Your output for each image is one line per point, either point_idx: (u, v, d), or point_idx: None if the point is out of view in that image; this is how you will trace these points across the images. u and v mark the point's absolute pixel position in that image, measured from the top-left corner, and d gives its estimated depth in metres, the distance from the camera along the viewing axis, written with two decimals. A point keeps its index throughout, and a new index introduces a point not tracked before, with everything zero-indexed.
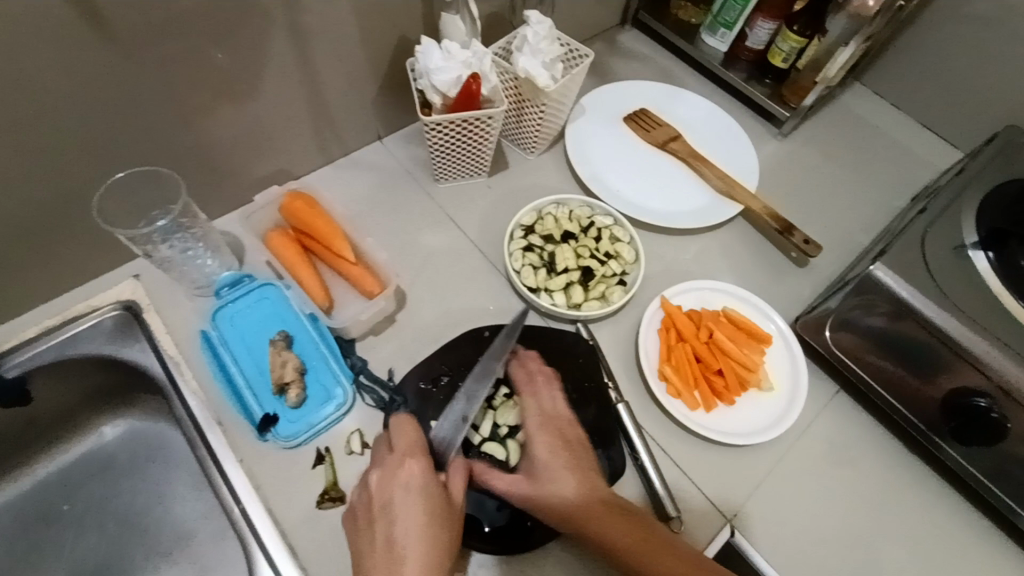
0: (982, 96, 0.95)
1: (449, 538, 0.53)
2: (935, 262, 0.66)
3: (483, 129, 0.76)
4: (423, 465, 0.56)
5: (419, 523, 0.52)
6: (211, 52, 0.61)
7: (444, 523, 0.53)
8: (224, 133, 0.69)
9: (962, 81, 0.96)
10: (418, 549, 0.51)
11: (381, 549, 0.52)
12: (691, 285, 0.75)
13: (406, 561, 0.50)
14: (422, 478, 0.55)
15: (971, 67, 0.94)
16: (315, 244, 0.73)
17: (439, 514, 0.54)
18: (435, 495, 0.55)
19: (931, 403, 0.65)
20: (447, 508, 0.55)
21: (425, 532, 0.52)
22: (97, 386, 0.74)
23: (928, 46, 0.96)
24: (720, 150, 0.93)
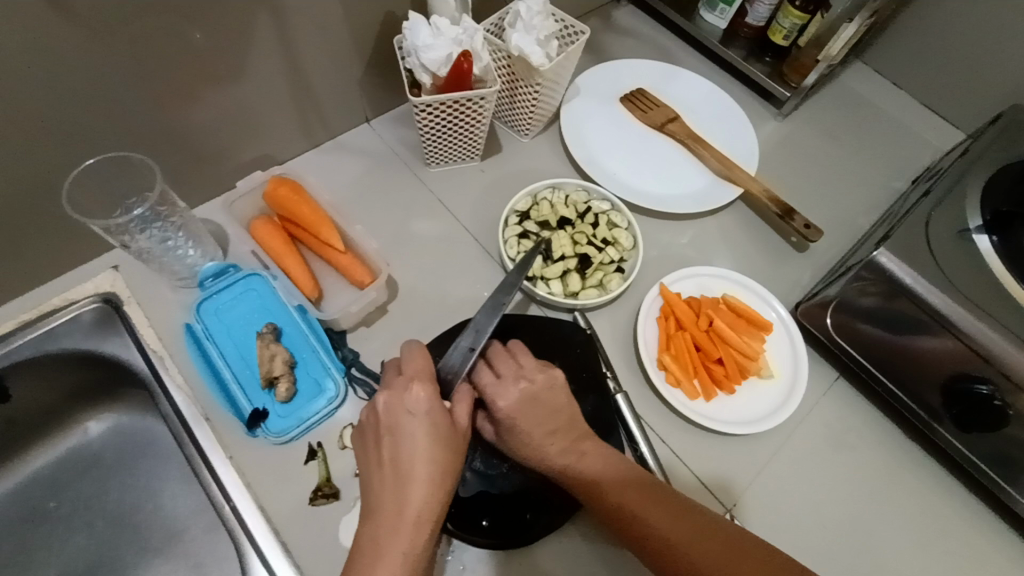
0: (985, 75, 0.93)
1: (453, 460, 0.53)
2: (939, 246, 0.65)
3: (475, 111, 0.73)
4: (431, 391, 0.55)
5: (427, 446, 0.52)
6: (184, 31, 0.57)
7: (449, 445, 0.53)
8: (202, 117, 0.66)
9: (966, 59, 0.93)
10: (426, 472, 0.50)
11: (386, 467, 0.52)
12: (691, 271, 0.74)
13: (412, 481, 0.50)
14: (429, 404, 0.54)
15: (975, 44, 0.91)
16: (302, 233, 0.71)
17: (446, 439, 0.53)
18: (443, 419, 0.54)
19: (932, 390, 0.65)
20: (453, 433, 0.54)
21: (432, 453, 0.52)
22: (80, 381, 0.71)
23: (931, 22, 0.93)
24: (719, 131, 0.90)
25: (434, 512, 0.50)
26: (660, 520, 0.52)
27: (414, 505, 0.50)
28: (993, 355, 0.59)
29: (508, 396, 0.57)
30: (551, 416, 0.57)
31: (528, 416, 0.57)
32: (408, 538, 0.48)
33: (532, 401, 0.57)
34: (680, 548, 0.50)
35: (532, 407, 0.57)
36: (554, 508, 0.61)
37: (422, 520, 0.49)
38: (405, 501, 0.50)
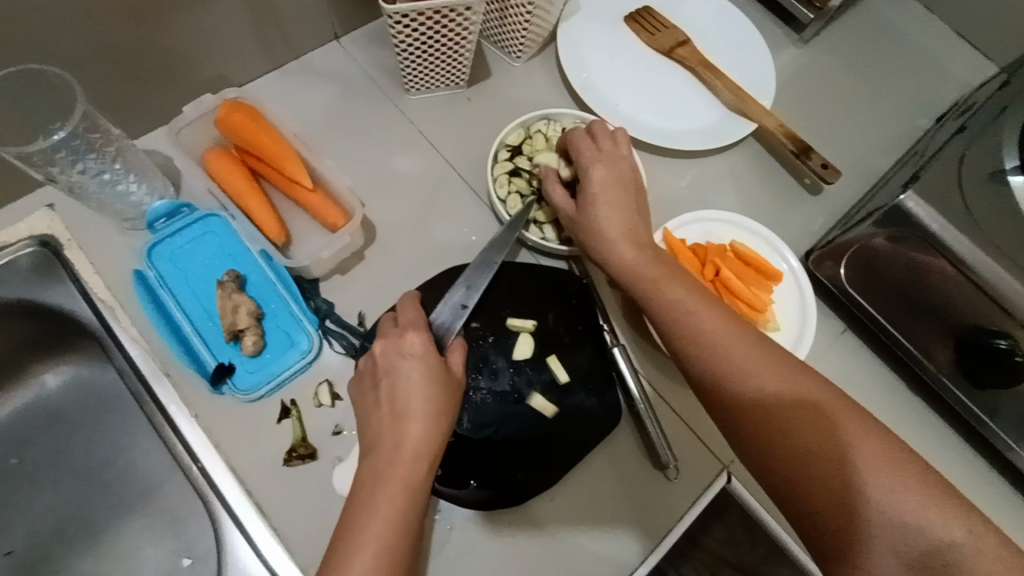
0: None
1: (451, 404, 0.53)
2: (970, 189, 0.59)
3: (460, 26, 0.63)
4: (425, 337, 0.55)
5: (423, 385, 0.52)
6: None
7: (447, 391, 0.53)
8: (132, 23, 0.55)
9: None
10: (422, 409, 0.51)
11: (384, 408, 0.52)
12: (697, 215, 0.68)
13: (410, 419, 0.50)
14: (426, 347, 0.54)
15: None
16: (264, 168, 0.62)
17: (442, 383, 0.53)
18: (440, 366, 0.54)
19: (944, 344, 0.62)
20: (450, 379, 0.54)
21: (429, 393, 0.52)
22: (25, 332, 0.65)
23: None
24: (733, 58, 0.81)
25: (430, 450, 0.50)
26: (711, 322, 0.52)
27: (411, 441, 0.50)
28: (1017, 307, 0.55)
29: (603, 163, 0.59)
30: (631, 206, 0.58)
31: (613, 194, 0.58)
32: (404, 475, 0.49)
33: (619, 178, 0.59)
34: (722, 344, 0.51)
35: (619, 185, 0.58)
36: (546, 466, 0.58)
37: (417, 456, 0.49)
38: (402, 439, 0.50)
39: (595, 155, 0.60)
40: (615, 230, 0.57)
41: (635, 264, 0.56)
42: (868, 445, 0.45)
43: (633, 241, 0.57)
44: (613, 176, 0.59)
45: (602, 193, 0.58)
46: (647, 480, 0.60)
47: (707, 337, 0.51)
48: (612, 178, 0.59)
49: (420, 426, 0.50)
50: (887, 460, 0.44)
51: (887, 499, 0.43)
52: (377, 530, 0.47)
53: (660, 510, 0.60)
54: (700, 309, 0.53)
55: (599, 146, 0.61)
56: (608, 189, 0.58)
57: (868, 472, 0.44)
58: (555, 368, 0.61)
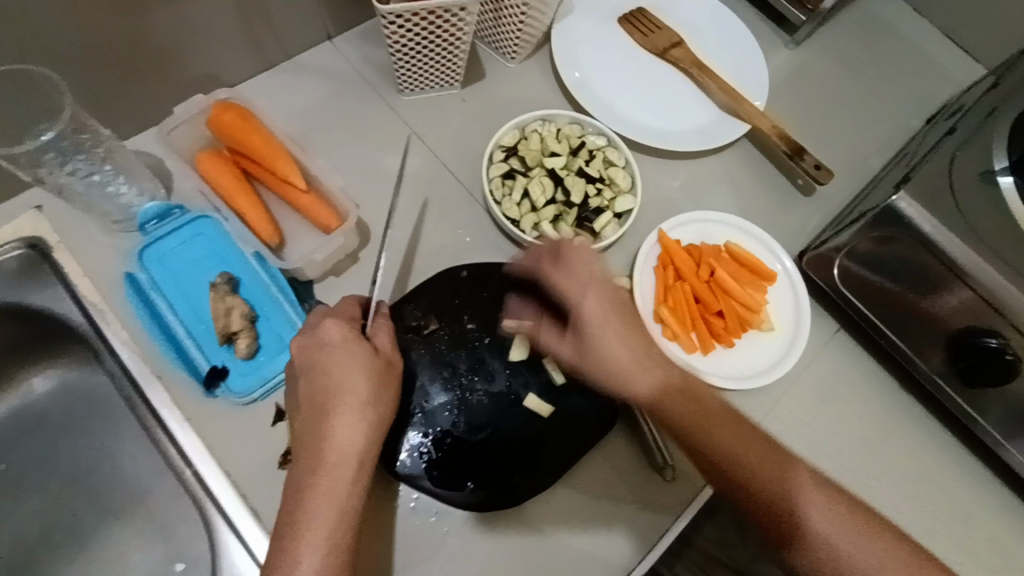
0: None
1: (387, 394, 0.52)
2: (960, 189, 0.60)
3: (454, 26, 0.63)
4: (348, 327, 0.53)
5: (347, 377, 0.51)
6: None
7: (380, 383, 0.52)
8: (121, 20, 0.54)
9: None
10: (342, 404, 0.50)
11: (309, 405, 0.51)
12: (692, 216, 0.68)
13: (333, 413, 0.50)
14: (344, 335, 0.52)
15: None
16: (257, 168, 0.62)
17: (373, 375, 0.52)
18: (366, 357, 0.52)
19: (938, 343, 0.62)
20: (381, 366, 0.53)
21: (353, 384, 0.51)
22: (11, 336, 0.63)
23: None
24: (727, 58, 0.81)
25: (364, 446, 0.49)
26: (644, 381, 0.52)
27: (335, 438, 0.49)
28: (1009, 307, 0.57)
29: (589, 291, 0.54)
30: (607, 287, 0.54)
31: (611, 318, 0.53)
32: (342, 476, 0.48)
33: (613, 307, 0.54)
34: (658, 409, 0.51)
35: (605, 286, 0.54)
36: (544, 469, 0.58)
37: (345, 456, 0.49)
38: (327, 438, 0.49)
39: (576, 281, 0.54)
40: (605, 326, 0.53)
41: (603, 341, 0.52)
42: (804, 483, 0.48)
43: (609, 314, 0.53)
44: (605, 297, 0.54)
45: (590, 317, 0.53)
46: (643, 481, 0.60)
47: (645, 404, 0.52)
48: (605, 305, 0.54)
49: (342, 423, 0.49)
50: (820, 487, 0.49)
51: (826, 527, 0.47)
52: (320, 535, 0.46)
53: (655, 512, 0.60)
54: (641, 368, 0.52)
55: (574, 269, 0.55)
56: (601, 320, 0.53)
57: (808, 507, 0.48)
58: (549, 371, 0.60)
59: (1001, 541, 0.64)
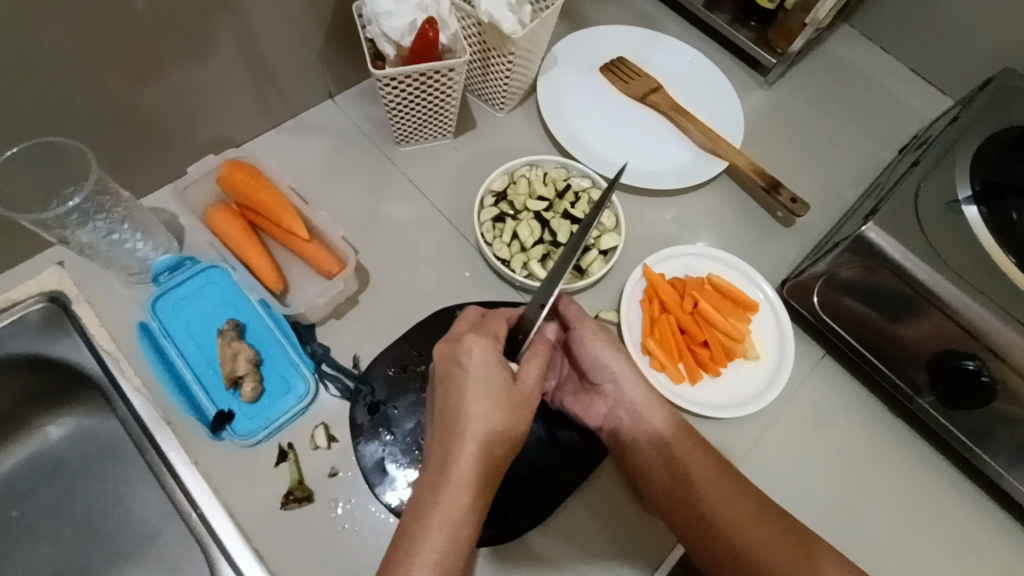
0: (975, 38, 0.89)
1: (511, 422, 0.53)
2: (927, 217, 0.63)
3: (446, 85, 0.68)
4: (494, 351, 0.54)
5: (485, 400, 0.52)
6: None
7: (507, 407, 0.53)
8: (141, 91, 0.60)
9: (955, 20, 0.90)
10: (480, 424, 0.51)
11: (440, 425, 0.53)
12: (675, 251, 0.71)
13: (471, 434, 0.51)
14: (491, 360, 0.54)
15: (965, 5, 0.88)
16: (262, 220, 0.66)
17: (502, 400, 0.53)
18: (503, 380, 0.53)
19: (919, 368, 0.64)
20: (515, 393, 0.54)
21: (490, 408, 0.52)
22: (31, 385, 0.67)
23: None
24: (704, 102, 0.87)
25: (478, 476, 0.50)
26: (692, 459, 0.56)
27: (467, 458, 0.50)
28: (984, 332, 0.58)
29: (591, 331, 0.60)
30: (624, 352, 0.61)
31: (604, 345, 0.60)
32: (456, 500, 0.49)
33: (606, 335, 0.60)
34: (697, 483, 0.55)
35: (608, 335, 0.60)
36: (538, 502, 0.59)
37: (467, 476, 0.50)
38: (455, 456, 0.50)
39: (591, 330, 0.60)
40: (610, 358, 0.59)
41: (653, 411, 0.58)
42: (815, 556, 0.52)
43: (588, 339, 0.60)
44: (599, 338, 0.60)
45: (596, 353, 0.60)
46: (638, 513, 0.61)
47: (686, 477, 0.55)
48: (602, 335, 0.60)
49: (477, 443, 0.51)
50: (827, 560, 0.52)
51: None
52: (427, 560, 0.47)
53: (652, 543, 0.60)
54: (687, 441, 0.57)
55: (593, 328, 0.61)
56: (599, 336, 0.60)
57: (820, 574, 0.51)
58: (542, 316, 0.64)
59: (1000, 564, 0.64)
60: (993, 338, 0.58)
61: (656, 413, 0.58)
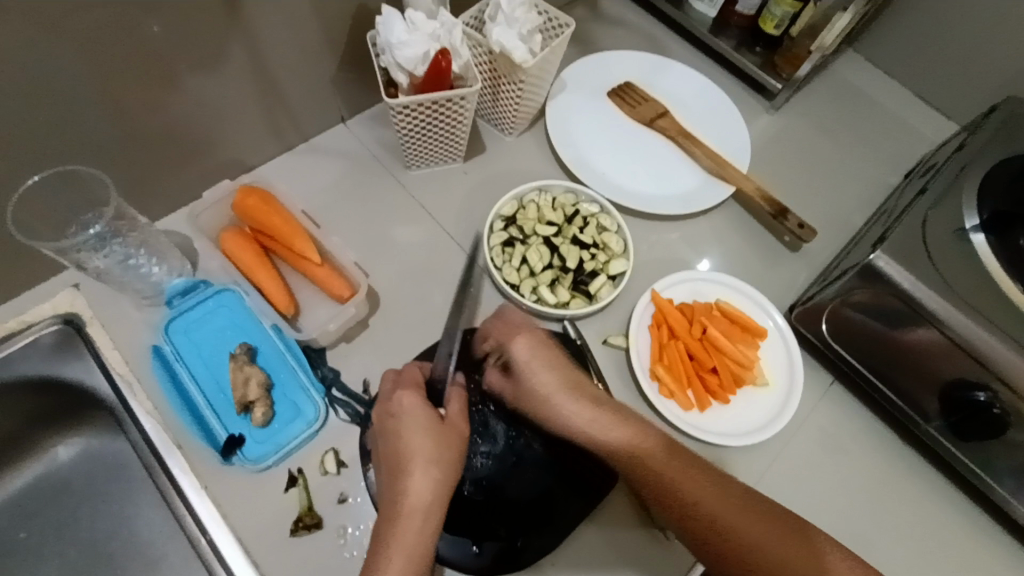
0: (980, 64, 0.90)
1: (451, 454, 0.53)
2: (936, 245, 0.63)
3: (457, 112, 0.69)
4: (419, 394, 0.56)
5: (418, 440, 0.53)
6: (150, 28, 0.54)
7: (442, 440, 0.53)
8: (160, 118, 0.61)
9: (959, 47, 0.91)
10: (419, 459, 0.51)
11: (388, 465, 0.53)
12: (683, 276, 0.72)
13: (411, 471, 0.51)
14: (414, 403, 0.55)
15: (969, 32, 0.89)
16: (274, 245, 0.67)
17: (435, 435, 0.53)
18: (431, 419, 0.54)
19: (931, 398, 0.64)
20: (447, 429, 0.54)
21: (423, 446, 0.53)
22: (42, 406, 0.67)
23: (929, 10, 0.90)
24: (711, 126, 0.87)
25: (430, 504, 0.50)
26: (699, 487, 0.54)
27: (411, 494, 0.50)
28: (996, 363, 0.58)
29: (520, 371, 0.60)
30: (568, 365, 0.60)
31: (545, 357, 0.60)
32: (415, 527, 0.49)
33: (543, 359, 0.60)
34: (712, 510, 0.53)
35: (545, 360, 0.60)
36: (547, 530, 0.59)
37: (417, 511, 0.50)
38: (402, 493, 0.51)
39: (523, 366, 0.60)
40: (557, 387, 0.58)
41: (632, 439, 0.56)
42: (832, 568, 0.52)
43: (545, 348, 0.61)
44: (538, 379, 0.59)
45: (546, 376, 0.59)
46: (646, 541, 0.61)
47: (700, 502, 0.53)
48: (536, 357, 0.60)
49: (418, 480, 0.51)
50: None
51: None
52: None
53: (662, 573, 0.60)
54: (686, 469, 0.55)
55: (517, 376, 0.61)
56: (536, 357, 0.60)
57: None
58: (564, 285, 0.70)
59: None
60: (1003, 367, 0.58)
61: (630, 430, 0.56)
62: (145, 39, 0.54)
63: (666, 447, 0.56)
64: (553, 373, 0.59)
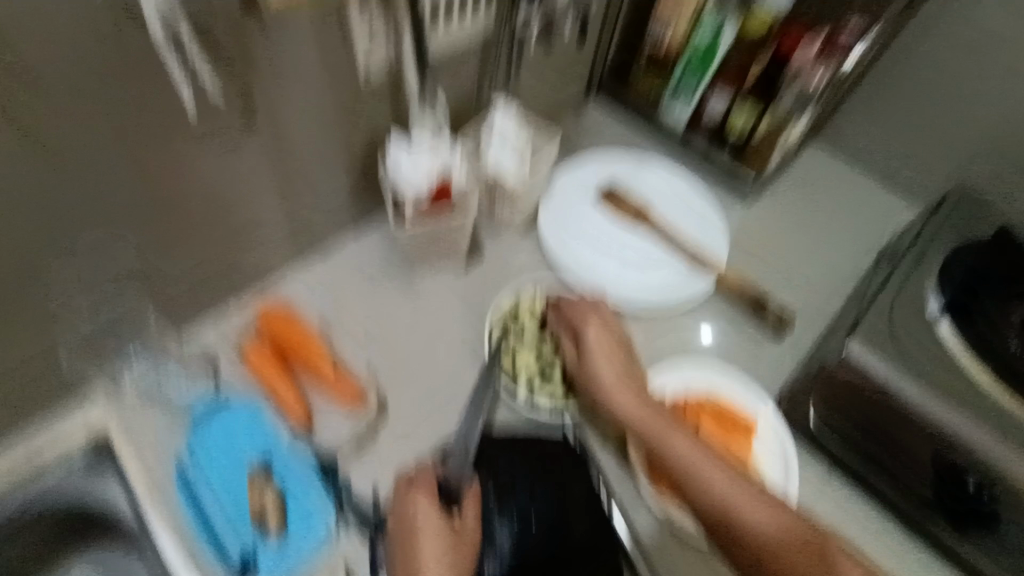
0: (927, 156, 1.00)
1: (463, 562, 0.60)
2: (903, 330, 0.70)
3: (458, 226, 0.78)
4: (434, 504, 0.62)
5: (434, 547, 0.60)
6: (200, 182, 0.61)
7: (457, 550, 0.60)
8: (196, 252, 0.67)
9: (905, 141, 1.01)
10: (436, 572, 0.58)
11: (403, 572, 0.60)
12: (675, 370, 0.75)
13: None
14: (430, 515, 0.61)
15: (912, 129, 0.99)
16: (294, 359, 0.73)
17: (450, 544, 0.60)
18: (445, 528, 0.61)
19: (925, 489, 0.67)
20: (458, 541, 0.61)
21: (440, 557, 0.59)
22: (57, 529, 0.68)
23: (876, 109, 1.01)
24: (691, 223, 0.95)
25: None
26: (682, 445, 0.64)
27: None
28: (975, 449, 0.63)
29: (597, 324, 0.73)
30: (618, 350, 0.73)
31: (602, 342, 0.73)
32: None
33: (612, 335, 0.74)
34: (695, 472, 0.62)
35: (610, 333, 0.73)
36: None
37: None
38: None
39: (587, 316, 0.74)
40: (605, 367, 0.71)
41: (642, 411, 0.67)
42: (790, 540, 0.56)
43: (604, 332, 0.73)
44: (603, 331, 0.73)
45: (596, 353, 0.72)
46: None
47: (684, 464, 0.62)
48: (605, 334, 0.73)
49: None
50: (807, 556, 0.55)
51: None
52: None
53: None
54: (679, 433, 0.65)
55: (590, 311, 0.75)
56: (599, 332, 0.73)
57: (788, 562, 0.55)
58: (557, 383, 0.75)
59: None
60: (978, 447, 0.63)
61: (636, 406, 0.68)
62: (194, 197, 0.61)
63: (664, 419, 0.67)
64: (602, 354, 0.72)
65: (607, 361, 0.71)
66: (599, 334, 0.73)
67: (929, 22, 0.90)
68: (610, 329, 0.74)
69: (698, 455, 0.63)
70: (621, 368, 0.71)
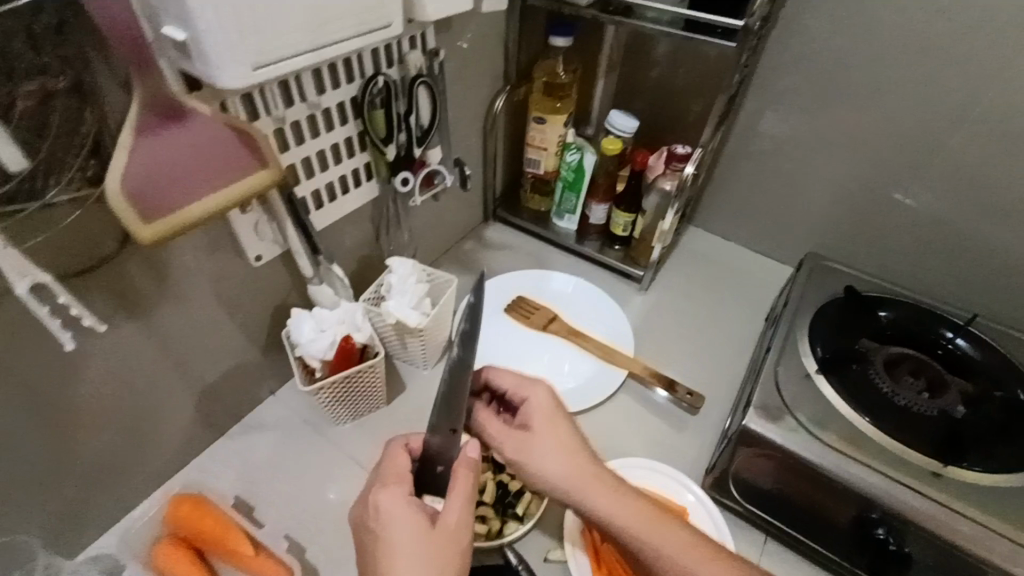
0: (786, 224, 1.14)
1: None
2: (790, 395, 0.76)
3: (371, 375, 0.81)
4: None
5: None
6: (94, 390, 0.64)
7: None
8: (99, 452, 0.68)
9: (764, 216, 1.16)
10: None
11: None
12: (603, 469, 0.79)
13: None
14: None
15: (768, 205, 1.14)
16: (208, 547, 0.71)
17: None
18: None
19: (842, 535, 0.73)
20: None
21: None
22: None
23: (734, 186, 1.15)
24: (596, 320, 1.03)
25: None
26: (666, 541, 0.62)
27: None
28: (874, 497, 0.68)
29: (537, 402, 0.69)
30: (571, 430, 0.68)
31: (551, 421, 0.68)
32: None
33: (555, 409, 0.69)
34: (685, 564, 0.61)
35: (553, 408, 0.69)
36: None
37: None
38: None
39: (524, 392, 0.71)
40: (563, 450, 0.66)
41: (610, 500, 0.64)
42: None
43: (542, 407, 0.69)
44: (547, 406, 0.69)
45: (541, 434, 0.67)
46: None
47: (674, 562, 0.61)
48: (549, 411, 0.69)
49: None
50: None
51: None
52: None
53: None
54: (663, 526, 0.63)
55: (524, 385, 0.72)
56: (542, 408, 0.69)
57: None
58: (491, 510, 0.75)
59: None
60: (872, 494, 0.68)
61: (612, 499, 0.64)
62: (80, 412, 0.64)
63: (648, 511, 0.64)
64: (552, 432, 0.67)
65: (565, 445, 0.66)
66: (544, 410, 0.69)
67: (754, 117, 1.05)
68: (545, 402, 0.69)
69: (689, 545, 0.62)
70: (575, 448, 0.67)
